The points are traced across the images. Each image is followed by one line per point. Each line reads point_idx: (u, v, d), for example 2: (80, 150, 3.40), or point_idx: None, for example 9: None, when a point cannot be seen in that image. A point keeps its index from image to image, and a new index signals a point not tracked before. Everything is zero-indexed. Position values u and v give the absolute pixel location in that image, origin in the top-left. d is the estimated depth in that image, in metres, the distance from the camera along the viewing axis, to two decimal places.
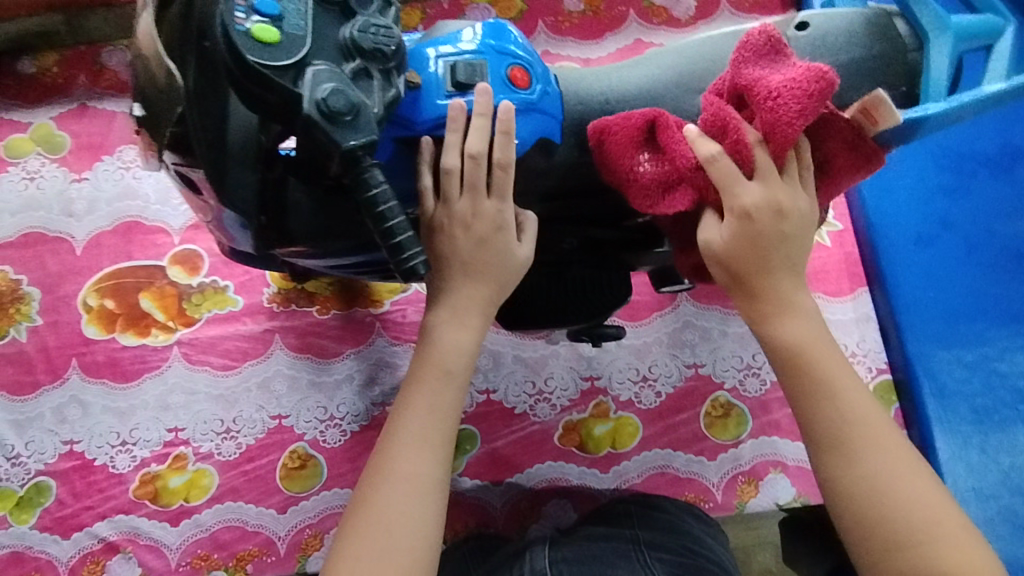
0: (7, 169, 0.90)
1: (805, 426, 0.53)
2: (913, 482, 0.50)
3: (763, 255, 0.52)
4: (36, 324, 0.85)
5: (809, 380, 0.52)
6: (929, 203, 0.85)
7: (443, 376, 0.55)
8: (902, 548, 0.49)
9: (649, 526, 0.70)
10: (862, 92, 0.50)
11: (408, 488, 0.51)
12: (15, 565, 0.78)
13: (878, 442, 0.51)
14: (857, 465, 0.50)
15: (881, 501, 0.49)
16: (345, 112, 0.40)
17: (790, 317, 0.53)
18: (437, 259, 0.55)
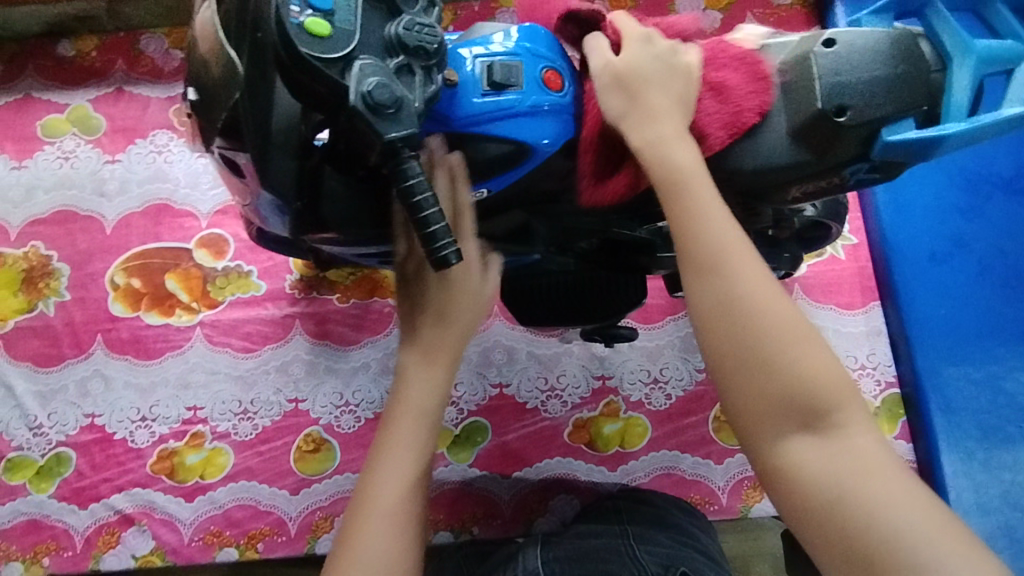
0: (44, 148, 0.93)
1: (687, 251, 0.45)
2: (799, 319, 0.43)
3: (642, 93, 0.50)
4: (65, 299, 0.87)
5: (685, 197, 0.46)
6: (945, 221, 0.86)
7: (414, 423, 0.53)
8: (788, 384, 0.41)
9: (637, 519, 0.70)
10: (886, 110, 0.49)
11: (385, 548, 0.49)
12: (33, 532, 0.80)
13: (759, 264, 0.44)
14: (737, 287, 0.43)
15: (766, 337, 0.42)
16: (389, 105, 0.41)
17: (668, 143, 0.48)
18: (413, 303, 0.55)
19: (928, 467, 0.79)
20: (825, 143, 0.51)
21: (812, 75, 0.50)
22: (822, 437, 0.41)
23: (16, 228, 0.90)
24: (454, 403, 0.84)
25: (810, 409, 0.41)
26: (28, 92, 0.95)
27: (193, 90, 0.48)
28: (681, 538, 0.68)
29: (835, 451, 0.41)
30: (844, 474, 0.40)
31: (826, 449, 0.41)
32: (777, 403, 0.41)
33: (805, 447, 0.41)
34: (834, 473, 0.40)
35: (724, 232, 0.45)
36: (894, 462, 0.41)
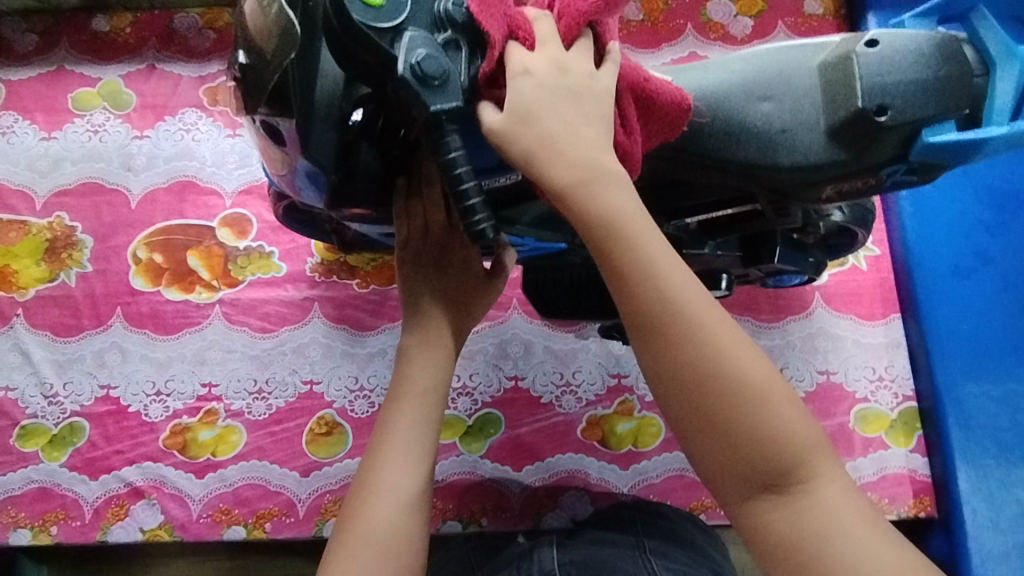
0: (73, 121, 0.93)
1: (629, 313, 0.41)
2: (753, 374, 0.40)
3: (553, 116, 0.43)
4: (86, 270, 0.88)
5: (621, 251, 0.41)
6: (970, 236, 0.85)
7: (423, 394, 0.54)
8: (744, 447, 0.40)
9: (651, 532, 0.70)
10: (925, 113, 0.49)
11: (392, 507, 0.51)
12: (42, 501, 0.80)
13: (706, 320, 0.40)
14: (681, 352, 0.40)
15: (717, 400, 0.40)
16: (436, 77, 0.42)
17: (602, 179, 0.42)
18: (411, 292, 0.57)
19: (943, 482, 0.79)
20: (862, 144, 0.51)
21: (854, 74, 0.50)
22: (787, 500, 0.40)
23: (42, 198, 0.90)
24: (469, 394, 0.84)
25: (772, 473, 0.40)
26: (60, 64, 0.96)
27: (243, 53, 0.48)
28: (694, 557, 0.67)
29: (802, 513, 0.39)
30: (809, 537, 0.39)
31: (790, 511, 0.40)
32: (733, 467, 0.40)
33: (770, 511, 0.40)
34: (800, 535, 0.39)
35: (664, 265, 0.41)
36: (863, 511, 0.40)
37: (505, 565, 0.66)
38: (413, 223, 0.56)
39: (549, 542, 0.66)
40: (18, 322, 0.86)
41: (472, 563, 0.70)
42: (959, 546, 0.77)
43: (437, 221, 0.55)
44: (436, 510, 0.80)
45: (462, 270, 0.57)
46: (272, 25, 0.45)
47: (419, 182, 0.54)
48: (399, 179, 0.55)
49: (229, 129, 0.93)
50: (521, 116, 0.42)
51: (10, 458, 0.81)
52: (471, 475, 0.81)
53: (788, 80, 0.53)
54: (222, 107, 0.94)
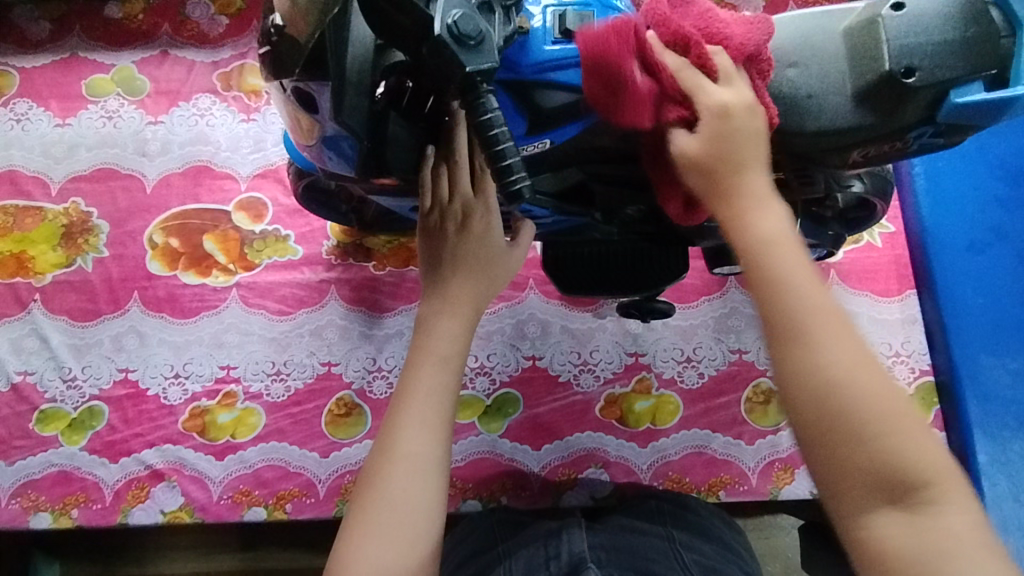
0: (88, 107, 0.93)
1: (774, 320, 0.43)
2: (893, 396, 0.42)
3: (738, 149, 0.47)
4: (103, 255, 0.88)
5: (773, 263, 0.44)
6: (984, 211, 0.86)
7: (439, 361, 0.54)
8: (878, 462, 0.41)
9: (682, 525, 0.70)
10: (954, 73, 0.50)
11: (408, 472, 0.51)
12: (62, 484, 0.80)
13: (855, 340, 0.43)
14: (826, 360, 0.42)
15: (858, 414, 0.41)
16: (472, 36, 0.42)
17: (761, 204, 0.46)
18: (432, 256, 0.58)
19: (962, 456, 0.79)
20: (889, 106, 0.52)
21: (880, 37, 0.51)
22: (912, 517, 0.41)
23: (57, 184, 0.90)
24: (487, 373, 0.84)
25: (902, 489, 0.41)
26: (74, 51, 0.96)
27: (279, 16, 0.46)
28: (725, 554, 0.67)
29: (926, 533, 0.40)
30: (928, 557, 0.40)
31: (913, 530, 0.40)
32: (864, 480, 0.41)
33: (893, 528, 0.41)
34: (920, 553, 0.40)
35: (815, 284, 0.44)
36: (986, 545, 0.40)
37: (531, 542, 0.66)
38: (437, 190, 0.56)
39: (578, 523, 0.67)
40: (35, 307, 0.86)
41: (494, 538, 0.70)
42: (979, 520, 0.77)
43: (464, 189, 0.56)
44: (455, 489, 0.80)
45: (484, 240, 0.57)
46: None
47: (447, 150, 0.55)
48: (429, 148, 0.55)
49: (243, 114, 0.93)
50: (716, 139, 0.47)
51: (29, 442, 0.81)
52: (490, 454, 0.81)
53: (813, 45, 0.54)
54: (236, 91, 0.94)
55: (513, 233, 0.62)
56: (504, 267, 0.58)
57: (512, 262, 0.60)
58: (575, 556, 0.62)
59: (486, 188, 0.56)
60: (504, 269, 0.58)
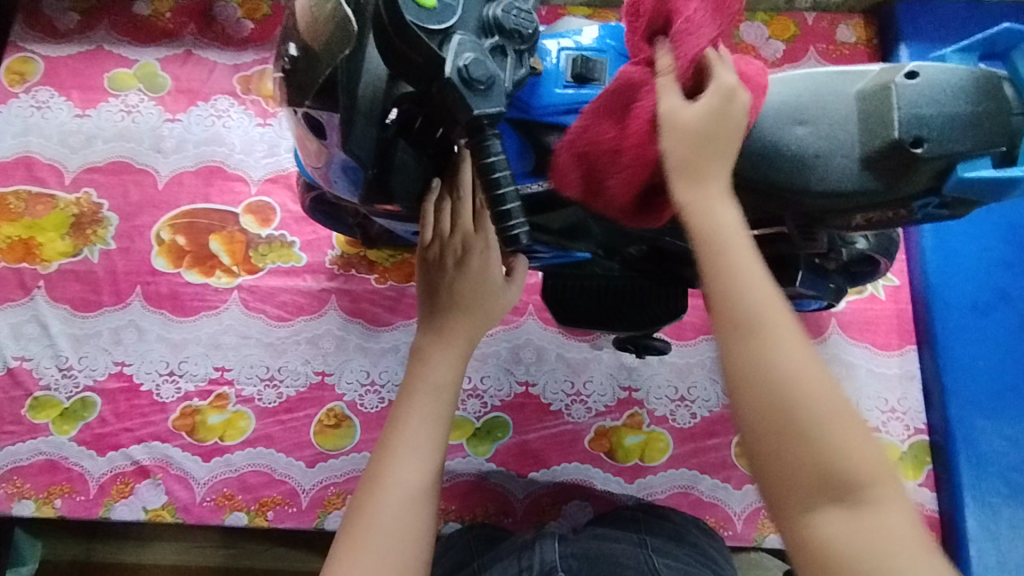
0: (108, 100, 0.95)
1: (721, 309, 0.43)
2: (830, 383, 0.41)
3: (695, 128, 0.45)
4: (109, 248, 0.89)
5: (716, 257, 0.44)
6: (991, 274, 0.85)
7: (433, 391, 0.55)
8: (816, 456, 0.40)
9: (655, 531, 0.70)
10: (963, 147, 0.50)
11: (399, 500, 0.51)
12: (48, 473, 0.80)
13: (784, 328, 0.42)
14: (762, 350, 0.41)
15: (800, 402, 0.40)
16: (482, 81, 0.42)
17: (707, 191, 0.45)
18: (429, 288, 0.58)
19: (951, 518, 0.78)
20: (896, 173, 0.52)
21: (891, 105, 0.51)
22: (853, 513, 0.40)
23: (71, 173, 0.92)
24: (478, 396, 0.84)
25: (836, 485, 0.40)
26: (100, 44, 0.98)
27: (295, 46, 0.48)
28: (698, 559, 0.68)
29: (866, 529, 0.40)
30: (865, 556, 0.39)
31: (850, 526, 0.40)
32: (800, 476, 0.40)
33: (838, 524, 0.40)
34: (852, 551, 0.39)
35: (749, 269, 0.43)
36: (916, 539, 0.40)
37: (506, 554, 0.65)
38: (439, 222, 0.57)
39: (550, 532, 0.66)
40: (39, 295, 0.87)
41: (471, 553, 0.70)
42: None
43: (464, 224, 0.56)
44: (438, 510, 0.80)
45: (482, 274, 0.57)
46: (329, 25, 0.46)
47: (452, 184, 0.56)
48: (433, 180, 0.56)
49: (260, 118, 0.94)
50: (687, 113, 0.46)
51: (20, 428, 0.82)
52: (474, 476, 0.81)
53: (824, 106, 0.54)
54: (255, 96, 0.95)
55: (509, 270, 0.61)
56: (498, 303, 0.58)
57: (508, 301, 0.59)
58: (548, 564, 0.62)
59: (488, 224, 0.56)
60: (496, 306, 0.58)
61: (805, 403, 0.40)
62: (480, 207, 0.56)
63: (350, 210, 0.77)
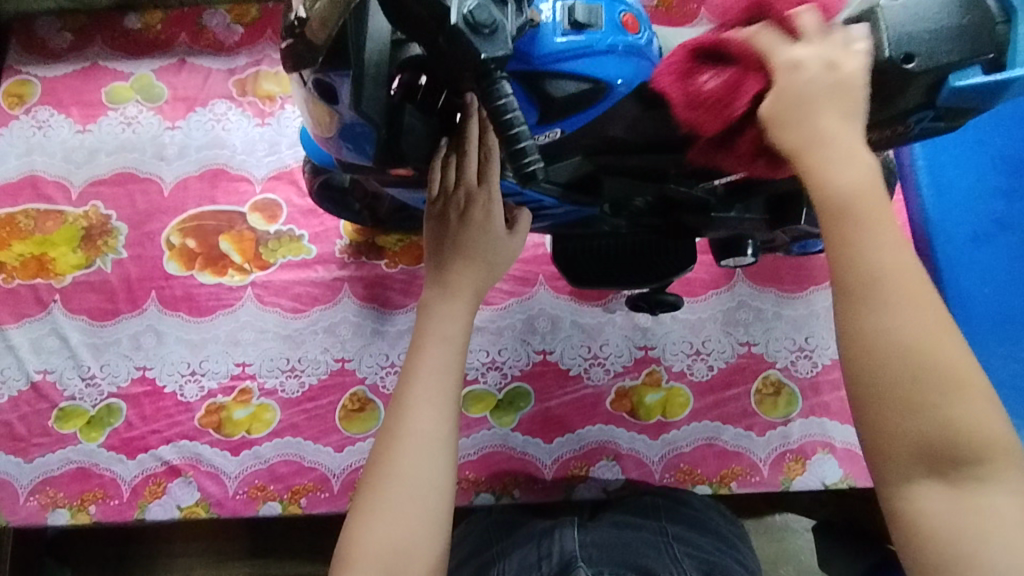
0: (108, 114, 0.96)
1: (845, 278, 0.41)
2: (962, 362, 0.39)
3: (801, 103, 0.44)
4: (121, 256, 0.90)
5: (850, 219, 0.41)
6: (987, 205, 0.87)
7: (442, 342, 0.57)
8: (934, 430, 0.39)
9: (675, 518, 0.71)
10: (952, 58, 0.52)
11: (416, 447, 0.53)
12: (80, 481, 0.81)
13: (916, 295, 0.40)
14: (894, 317, 0.40)
15: (922, 379, 0.39)
16: (486, 25, 0.44)
17: (835, 158, 0.43)
18: (436, 241, 0.60)
19: None
20: (890, 92, 0.54)
21: (880, 25, 0.53)
22: (958, 491, 0.40)
23: (78, 188, 0.93)
24: (498, 368, 0.85)
25: (949, 459, 0.39)
26: (95, 60, 0.99)
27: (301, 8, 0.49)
28: (720, 546, 0.69)
29: (970, 508, 0.39)
30: (973, 534, 0.39)
31: (956, 501, 0.40)
32: (916, 447, 0.39)
33: (940, 500, 0.40)
34: (957, 529, 0.39)
35: (874, 233, 0.41)
36: None
37: (525, 541, 0.67)
38: (445, 176, 0.58)
39: (571, 521, 0.67)
40: (56, 308, 0.88)
41: (491, 537, 0.71)
42: None
43: (468, 178, 0.57)
44: (468, 482, 0.81)
45: (485, 226, 0.59)
46: None
47: (457, 141, 0.57)
48: (442, 139, 0.57)
49: (258, 118, 0.95)
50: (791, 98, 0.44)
51: (48, 440, 0.82)
52: (501, 446, 0.82)
53: None
54: (251, 97, 0.96)
55: (513, 220, 0.64)
56: (503, 253, 0.61)
57: (514, 249, 0.62)
58: (567, 554, 0.62)
59: (491, 180, 0.57)
60: (499, 255, 0.60)
61: (929, 373, 0.39)
62: (485, 161, 0.57)
63: (358, 193, 0.79)
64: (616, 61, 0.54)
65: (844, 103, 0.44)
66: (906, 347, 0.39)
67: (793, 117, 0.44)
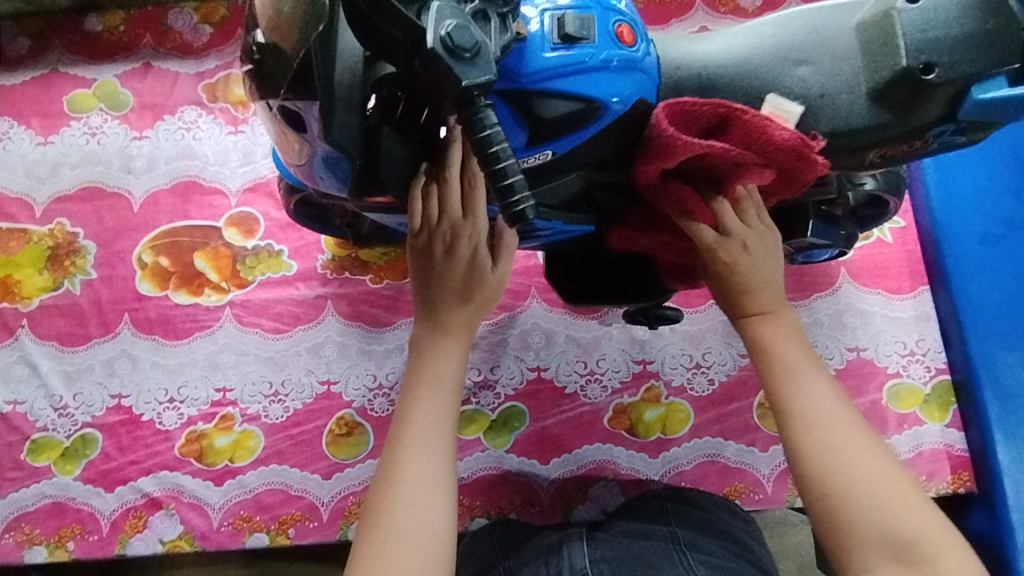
0: (70, 124, 0.90)
1: (785, 410, 0.57)
2: (882, 469, 0.53)
3: (739, 275, 0.59)
4: (91, 277, 0.85)
5: (783, 365, 0.58)
6: (997, 205, 0.83)
7: (434, 383, 0.54)
8: (880, 527, 0.51)
9: (687, 522, 0.68)
10: (975, 68, 0.48)
11: (415, 494, 0.51)
12: (57, 516, 0.77)
13: (830, 426, 0.55)
14: (813, 442, 0.54)
15: (859, 487, 0.52)
16: (467, 48, 0.39)
17: (767, 317, 0.60)
18: (424, 281, 0.56)
19: (982, 456, 0.77)
20: (907, 103, 0.50)
21: (895, 31, 0.50)
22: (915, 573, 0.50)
23: (42, 205, 0.88)
24: (491, 387, 0.81)
25: (901, 547, 0.50)
26: (54, 67, 0.93)
27: (261, 33, 0.45)
28: (734, 549, 0.66)
29: None
30: None
31: None
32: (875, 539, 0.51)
33: None
34: None
35: (804, 371, 0.57)
36: None
37: (533, 558, 0.65)
38: (426, 210, 0.54)
39: (579, 535, 0.65)
40: (23, 334, 0.83)
41: (497, 555, 0.69)
42: (1002, 523, 0.75)
43: (450, 210, 0.53)
44: (463, 507, 0.78)
45: (473, 261, 0.55)
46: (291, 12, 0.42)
47: (438, 168, 0.52)
48: (421, 165, 0.53)
49: (231, 125, 0.90)
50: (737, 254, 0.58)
51: (22, 474, 0.79)
52: (496, 470, 0.79)
53: (824, 43, 0.53)
54: (223, 103, 0.91)
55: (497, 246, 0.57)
56: (494, 284, 0.56)
57: (506, 282, 0.58)
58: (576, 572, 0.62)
59: (476, 210, 0.53)
60: (492, 289, 0.56)
61: (862, 478, 0.52)
62: (467, 190, 0.52)
63: (337, 210, 0.74)
64: (611, 79, 0.50)
65: (767, 260, 0.60)
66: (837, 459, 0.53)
67: (734, 283, 0.60)
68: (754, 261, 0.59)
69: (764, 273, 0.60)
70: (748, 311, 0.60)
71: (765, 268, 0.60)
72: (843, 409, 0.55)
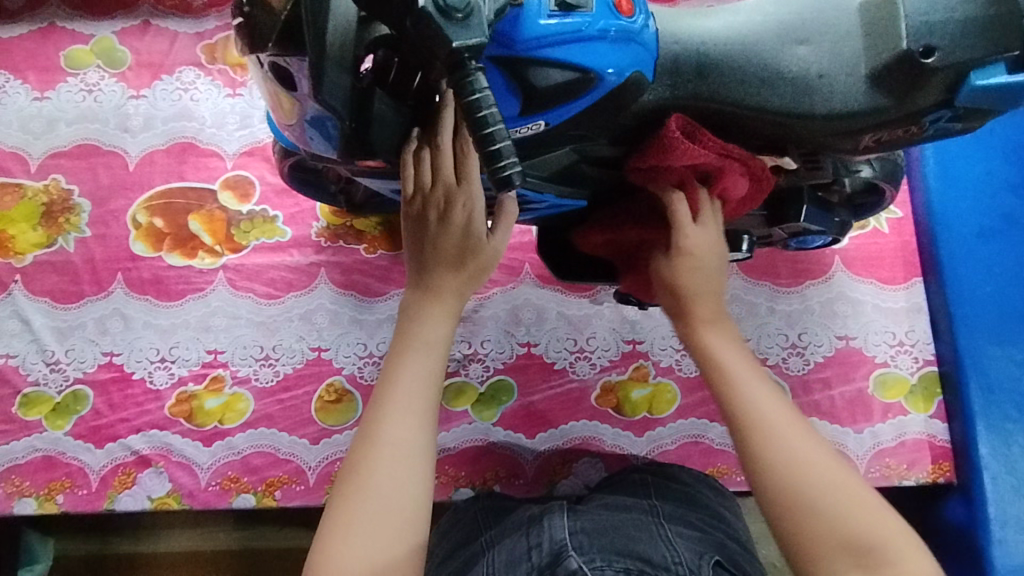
0: (67, 79, 0.90)
1: (732, 415, 0.55)
2: (834, 468, 0.51)
3: (695, 278, 0.60)
4: (85, 235, 0.85)
5: (729, 372, 0.57)
6: (995, 200, 0.83)
7: (424, 347, 0.54)
8: (841, 528, 0.49)
9: (666, 494, 0.70)
10: (975, 54, 0.48)
11: (393, 456, 0.51)
12: (46, 470, 0.78)
13: (785, 436, 0.52)
14: (769, 452, 0.52)
15: (814, 492, 0.50)
16: (459, 9, 0.39)
17: (715, 323, 0.60)
18: (415, 245, 0.55)
19: (963, 447, 0.77)
20: (905, 87, 0.50)
21: (897, 13, 0.49)
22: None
23: (37, 160, 0.87)
24: (480, 360, 0.82)
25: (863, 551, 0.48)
26: (52, 21, 0.92)
27: None
28: (711, 522, 0.67)
29: None
30: None
31: None
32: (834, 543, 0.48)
33: None
34: None
35: (753, 368, 0.57)
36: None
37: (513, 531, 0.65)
38: (419, 173, 0.53)
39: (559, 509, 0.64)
40: (16, 289, 0.83)
41: (478, 526, 0.70)
42: (978, 512, 0.76)
43: (445, 173, 0.52)
44: (447, 477, 0.79)
45: (468, 226, 0.54)
46: None
47: (431, 133, 0.52)
48: (414, 130, 0.53)
49: (229, 88, 0.89)
50: (696, 258, 0.60)
51: (12, 427, 0.79)
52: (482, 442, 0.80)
53: (826, 22, 0.52)
54: (222, 65, 0.90)
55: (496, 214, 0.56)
56: (490, 254, 0.55)
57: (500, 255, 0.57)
58: (556, 542, 0.60)
59: (470, 176, 0.52)
60: (487, 258, 0.55)
61: (814, 479, 0.50)
62: (462, 155, 0.52)
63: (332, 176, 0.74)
64: (608, 49, 0.49)
65: (718, 254, 0.61)
66: (789, 460, 0.51)
67: (694, 285, 0.60)
68: (711, 267, 0.61)
69: (708, 278, 0.60)
70: (694, 317, 0.60)
71: (716, 273, 0.61)
72: (777, 406, 0.54)
